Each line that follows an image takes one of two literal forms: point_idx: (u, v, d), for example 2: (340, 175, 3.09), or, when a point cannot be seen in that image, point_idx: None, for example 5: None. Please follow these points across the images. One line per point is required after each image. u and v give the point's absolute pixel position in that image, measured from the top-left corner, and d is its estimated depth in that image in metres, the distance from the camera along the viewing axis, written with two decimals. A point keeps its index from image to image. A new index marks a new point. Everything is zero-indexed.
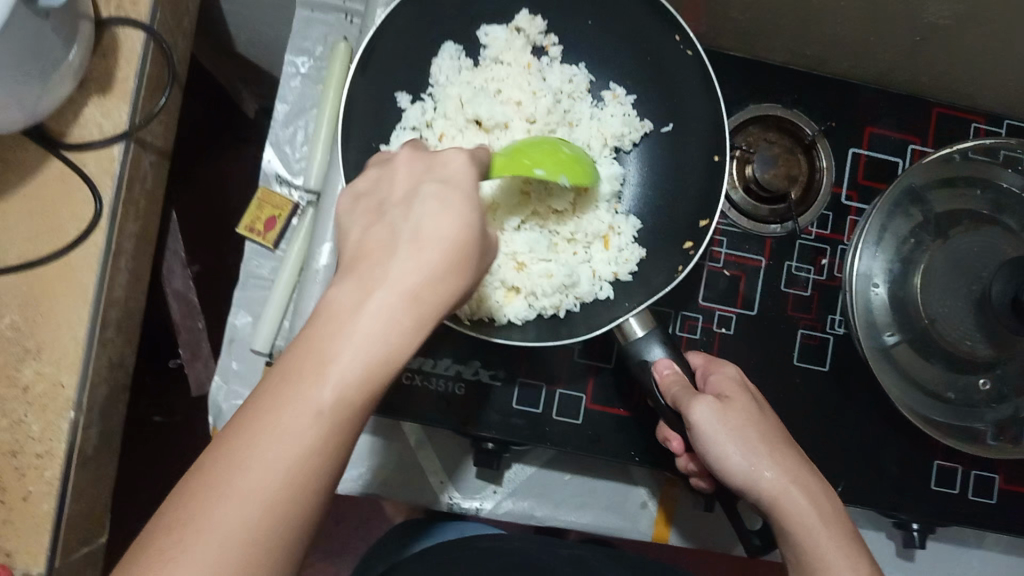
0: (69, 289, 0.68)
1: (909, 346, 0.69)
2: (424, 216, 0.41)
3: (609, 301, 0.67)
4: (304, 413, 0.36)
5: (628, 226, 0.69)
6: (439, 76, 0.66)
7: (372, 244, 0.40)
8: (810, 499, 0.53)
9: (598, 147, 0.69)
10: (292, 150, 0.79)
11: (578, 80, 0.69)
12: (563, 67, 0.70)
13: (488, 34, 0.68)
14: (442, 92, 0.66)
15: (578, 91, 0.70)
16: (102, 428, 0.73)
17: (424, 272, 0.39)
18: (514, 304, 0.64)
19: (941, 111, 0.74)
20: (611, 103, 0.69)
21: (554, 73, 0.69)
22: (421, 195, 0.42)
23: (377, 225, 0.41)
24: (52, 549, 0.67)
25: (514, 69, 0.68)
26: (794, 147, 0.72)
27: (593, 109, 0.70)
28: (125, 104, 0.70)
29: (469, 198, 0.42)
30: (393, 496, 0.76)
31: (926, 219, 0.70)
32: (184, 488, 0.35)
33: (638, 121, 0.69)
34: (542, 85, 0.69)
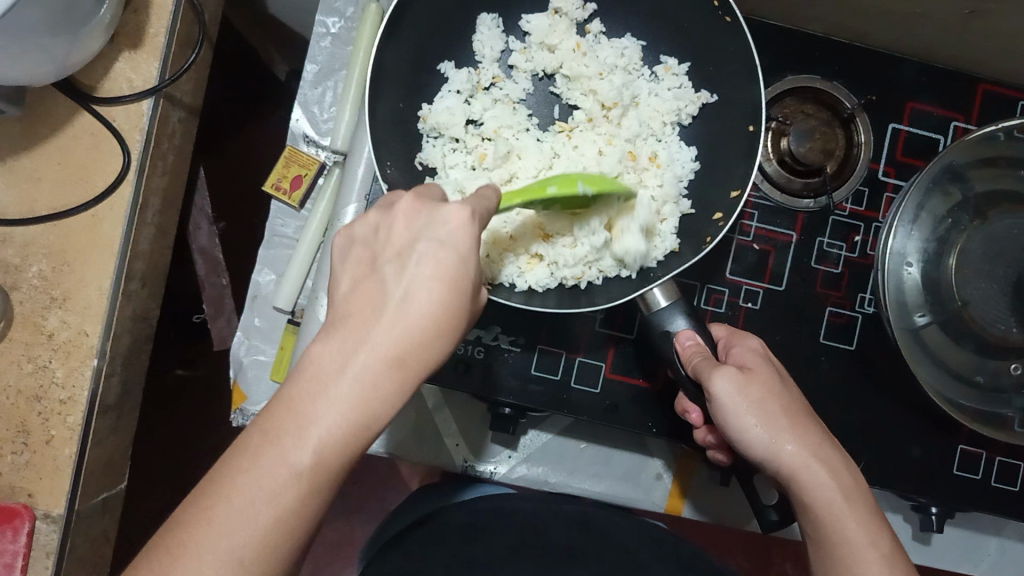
0: (95, 239, 0.68)
1: (940, 328, 0.67)
2: (411, 286, 0.40)
3: (632, 280, 0.64)
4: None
5: (675, 213, 0.66)
6: (484, 50, 0.68)
7: (363, 301, 0.40)
8: (831, 474, 0.51)
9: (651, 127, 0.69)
10: (320, 110, 0.78)
11: (630, 53, 0.68)
12: (615, 41, 0.68)
13: (531, 20, 0.67)
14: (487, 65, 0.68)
15: (633, 64, 0.68)
16: (125, 378, 0.74)
17: (411, 315, 0.39)
18: (535, 271, 0.65)
19: (987, 88, 0.72)
20: (665, 76, 0.68)
21: (605, 49, 0.68)
22: (417, 255, 0.40)
23: (366, 283, 0.41)
24: (74, 494, 0.68)
25: (566, 45, 0.68)
26: (832, 120, 0.70)
27: (651, 85, 0.69)
28: (155, 58, 0.70)
29: (462, 259, 0.40)
30: (410, 456, 0.76)
31: (965, 199, 0.68)
32: None
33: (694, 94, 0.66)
34: (598, 64, 0.68)
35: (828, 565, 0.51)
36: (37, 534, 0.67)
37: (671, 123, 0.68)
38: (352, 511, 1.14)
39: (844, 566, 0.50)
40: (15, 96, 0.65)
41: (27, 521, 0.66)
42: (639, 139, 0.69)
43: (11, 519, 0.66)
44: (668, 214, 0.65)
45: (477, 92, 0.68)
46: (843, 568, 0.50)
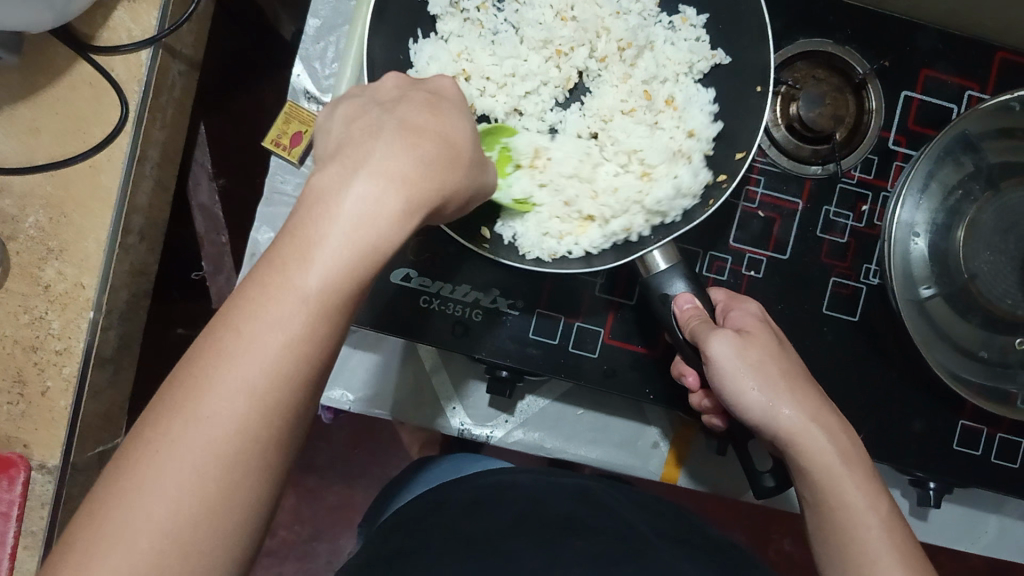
0: (92, 191, 0.68)
1: (946, 301, 0.66)
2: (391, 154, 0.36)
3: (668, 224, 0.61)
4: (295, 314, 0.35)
5: (696, 150, 0.63)
6: None
7: (357, 137, 0.37)
8: (831, 438, 0.51)
9: (664, 73, 0.66)
10: (322, 66, 0.76)
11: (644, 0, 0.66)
12: None
13: None
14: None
15: (649, 12, 0.66)
16: (122, 333, 0.73)
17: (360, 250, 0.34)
18: (589, 233, 0.63)
19: (1003, 57, 0.70)
20: (681, 26, 0.65)
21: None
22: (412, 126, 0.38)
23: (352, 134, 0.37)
24: (69, 445, 0.68)
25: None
26: (843, 85, 0.68)
27: (667, 32, 0.66)
28: (155, 7, 0.69)
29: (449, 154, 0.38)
30: (405, 417, 0.77)
31: (977, 169, 0.66)
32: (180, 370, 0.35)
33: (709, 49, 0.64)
34: (613, 5, 0.66)
35: (828, 530, 0.51)
36: (33, 485, 0.67)
37: (685, 72, 0.66)
38: (352, 475, 1.14)
39: (846, 532, 0.50)
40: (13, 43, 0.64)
41: (23, 471, 0.65)
42: (654, 81, 0.67)
43: (6, 468, 0.65)
44: (690, 150, 0.63)
45: (454, 11, 0.64)
46: (842, 532, 0.50)
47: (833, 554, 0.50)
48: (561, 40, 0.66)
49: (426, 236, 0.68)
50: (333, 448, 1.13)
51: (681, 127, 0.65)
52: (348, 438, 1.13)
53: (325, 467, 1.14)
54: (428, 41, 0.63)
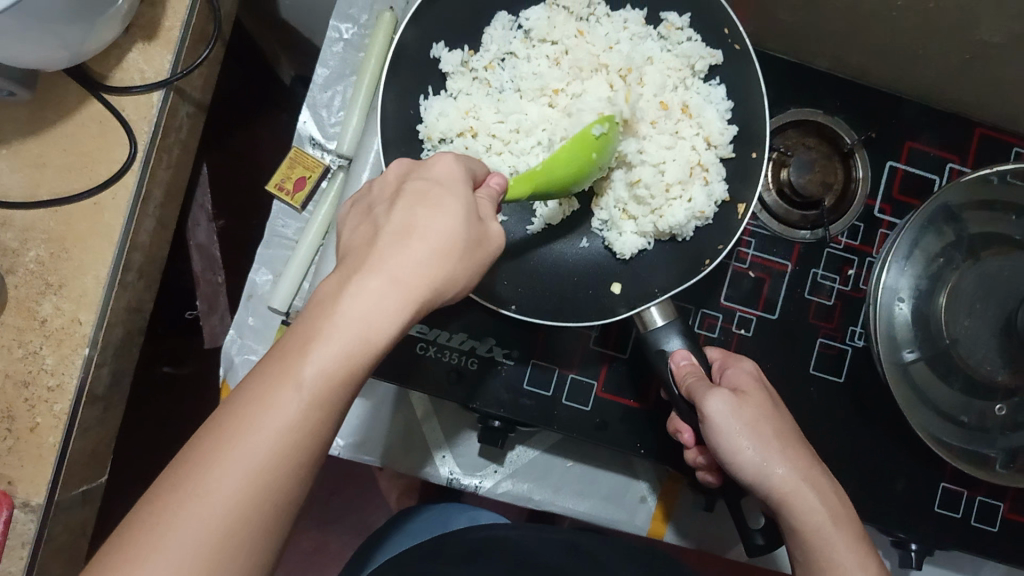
0: (94, 228, 0.68)
1: (929, 365, 0.68)
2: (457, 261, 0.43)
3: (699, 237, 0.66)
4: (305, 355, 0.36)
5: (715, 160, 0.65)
6: (490, 44, 0.67)
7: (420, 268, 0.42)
8: (822, 498, 0.52)
9: (670, 88, 0.67)
10: (328, 114, 0.79)
11: (631, 25, 0.67)
12: (614, 21, 0.67)
13: (530, 17, 0.66)
14: (485, 57, 0.67)
15: (638, 34, 0.67)
16: (115, 370, 0.73)
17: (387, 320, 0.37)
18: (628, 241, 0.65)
19: (982, 132, 0.73)
20: (670, 34, 0.65)
21: (606, 26, 0.67)
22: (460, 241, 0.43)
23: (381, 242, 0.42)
24: (55, 483, 0.67)
25: (567, 27, 0.66)
26: (832, 154, 0.71)
27: (659, 45, 0.67)
28: (169, 50, 0.70)
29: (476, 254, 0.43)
30: (394, 465, 0.77)
31: (958, 238, 0.69)
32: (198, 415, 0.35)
33: (706, 50, 0.64)
34: (603, 40, 0.67)
35: None
36: (15, 522, 0.66)
37: (689, 76, 0.67)
38: (330, 521, 1.13)
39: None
40: (26, 79, 0.65)
41: (5, 509, 0.65)
42: (665, 92, 0.67)
43: None
44: (709, 162, 0.65)
45: (464, 70, 0.66)
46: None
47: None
48: (557, 85, 0.67)
49: None
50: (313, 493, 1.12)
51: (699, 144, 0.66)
52: (328, 483, 1.12)
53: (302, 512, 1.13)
54: (439, 99, 0.65)
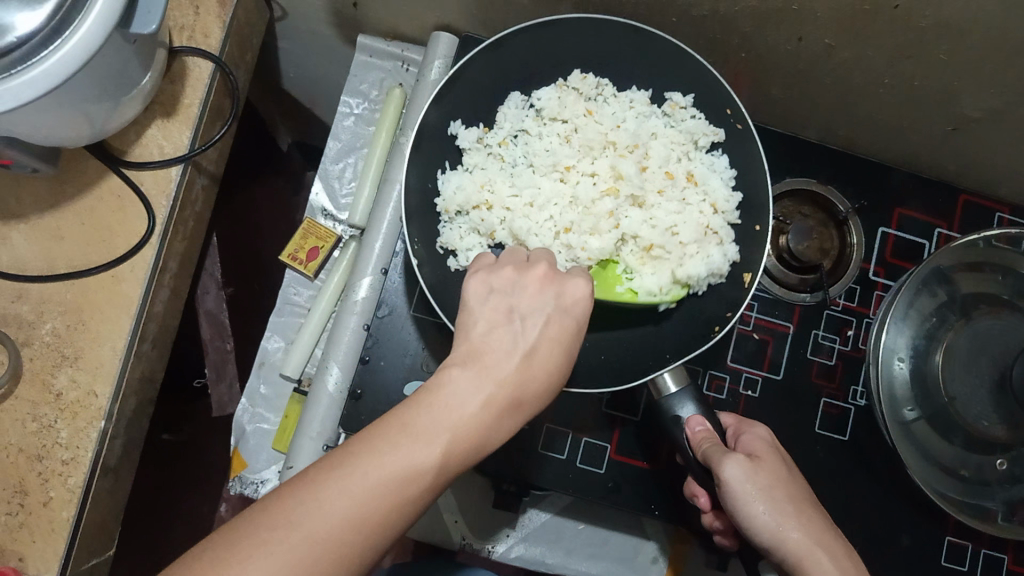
0: (111, 300, 0.69)
1: (928, 422, 0.71)
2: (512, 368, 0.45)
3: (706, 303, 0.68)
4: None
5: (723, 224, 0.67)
6: (503, 123, 0.69)
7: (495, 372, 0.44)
8: (837, 563, 0.53)
9: (675, 160, 0.70)
10: (340, 185, 0.81)
11: (638, 104, 0.69)
12: (621, 97, 0.69)
13: (541, 98, 0.68)
14: (499, 134, 0.69)
15: (644, 112, 0.69)
16: (127, 442, 0.73)
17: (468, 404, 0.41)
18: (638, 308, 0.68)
19: (966, 199, 0.77)
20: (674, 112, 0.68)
21: (613, 105, 0.69)
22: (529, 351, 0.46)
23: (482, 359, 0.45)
24: (67, 559, 0.66)
25: (577, 108, 0.69)
26: (827, 221, 0.75)
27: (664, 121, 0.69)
28: (188, 127, 0.72)
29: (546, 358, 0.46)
30: (407, 531, 0.77)
31: (951, 299, 0.72)
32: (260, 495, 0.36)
33: (711, 127, 0.68)
34: (611, 119, 0.69)
35: None
36: None
37: (693, 149, 0.70)
38: None
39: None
40: (49, 156, 0.66)
41: None
42: (670, 163, 0.70)
43: None
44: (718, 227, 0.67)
45: (480, 146, 0.68)
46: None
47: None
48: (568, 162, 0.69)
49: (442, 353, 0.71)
50: None
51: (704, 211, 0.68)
52: None
53: None
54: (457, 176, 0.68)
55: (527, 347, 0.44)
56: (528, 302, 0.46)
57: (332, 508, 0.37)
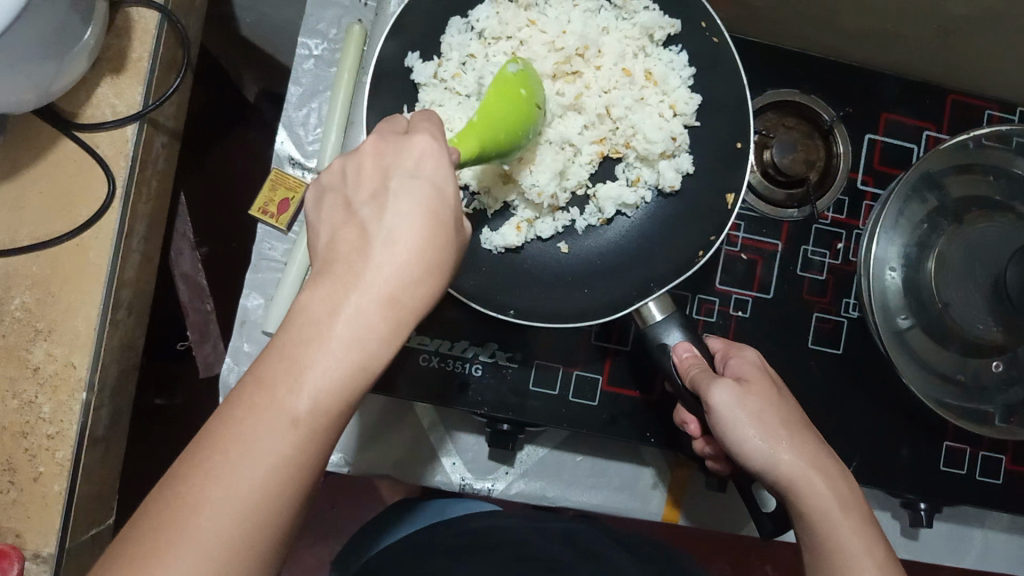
0: (79, 269, 0.67)
1: (923, 330, 0.70)
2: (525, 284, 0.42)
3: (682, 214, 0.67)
4: (332, 389, 0.36)
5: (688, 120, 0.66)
6: (451, 53, 0.65)
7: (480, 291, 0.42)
8: (830, 483, 0.53)
9: (631, 57, 0.67)
10: (306, 132, 0.77)
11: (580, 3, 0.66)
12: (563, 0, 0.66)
13: (480, 18, 0.65)
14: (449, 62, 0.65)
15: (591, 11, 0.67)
16: (113, 410, 0.72)
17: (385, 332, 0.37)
18: None
19: (955, 98, 0.74)
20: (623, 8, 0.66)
21: (556, 10, 0.66)
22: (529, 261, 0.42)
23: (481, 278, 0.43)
24: (64, 530, 0.66)
25: (518, 18, 0.65)
26: (811, 131, 0.72)
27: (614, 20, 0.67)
28: (139, 82, 0.69)
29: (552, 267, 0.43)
30: (404, 476, 0.77)
31: (942, 204, 0.71)
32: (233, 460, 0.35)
33: (666, 19, 0.65)
34: (558, 23, 0.65)
35: None
36: (27, 574, 0.65)
37: (649, 43, 0.67)
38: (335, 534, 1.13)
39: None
40: None
41: (15, 563, 0.64)
42: (626, 60, 0.67)
43: None
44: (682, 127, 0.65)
45: (436, 82, 0.65)
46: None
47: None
48: None
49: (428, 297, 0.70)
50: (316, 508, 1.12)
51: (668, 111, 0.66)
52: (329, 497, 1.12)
53: None
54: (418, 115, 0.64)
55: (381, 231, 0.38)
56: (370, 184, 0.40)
57: (308, 467, 0.36)
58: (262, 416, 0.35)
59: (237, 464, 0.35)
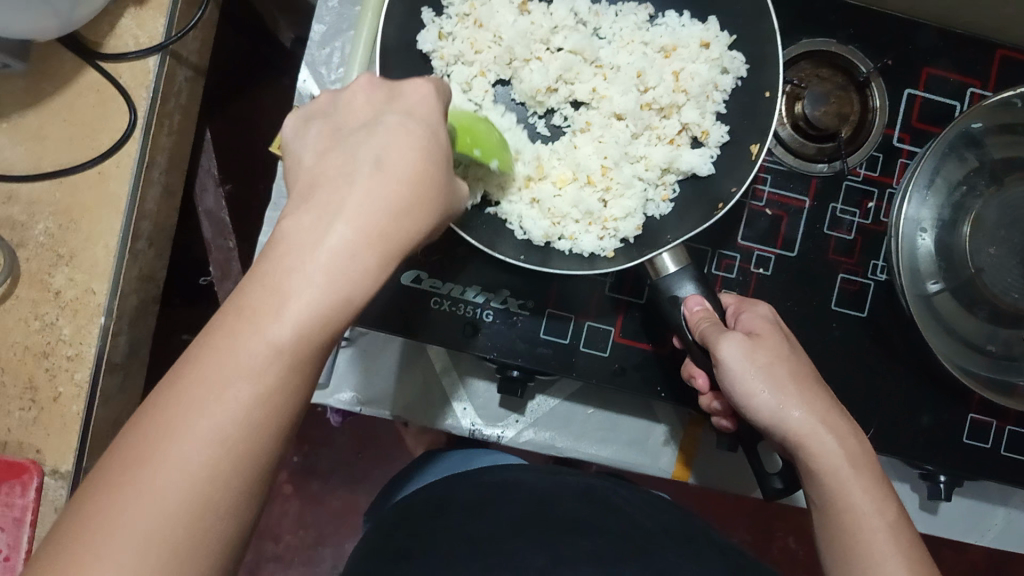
0: (101, 198, 0.68)
1: (952, 296, 0.67)
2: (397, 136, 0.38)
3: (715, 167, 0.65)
4: (314, 301, 0.36)
5: (722, 52, 0.64)
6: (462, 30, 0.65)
7: None
8: (841, 442, 0.51)
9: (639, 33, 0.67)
10: (328, 70, 0.77)
11: None
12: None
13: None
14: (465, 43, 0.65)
15: None
16: (132, 337, 0.73)
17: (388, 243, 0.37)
18: (622, 206, 0.65)
19: (1003, 54, 0.71)
20: None
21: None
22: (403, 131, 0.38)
23: (335, 153, 0.38)
24: (81, 451, 0.68)
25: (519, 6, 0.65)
26: (847, 84, 0.69)
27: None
28: (162, 14, 0.69)
29: (430, 130, 0.39)
30: (415, 419, 0.77)
31: (981, 164, 0.67)
32: (195, 376, 0.35)
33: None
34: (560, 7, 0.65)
35: (837, 535, 0.51)
36: (46, 492, 0.67)
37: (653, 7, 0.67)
38: (357, 479, 1.15)
39: (851, 533, 0.50)
40: (20, 50, 0.64)
41: (36, 476, 0.65)
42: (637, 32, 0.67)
43: (19, 475, 0.65)
44: (715, 53, 0.64)
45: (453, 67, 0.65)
46: (849, 535, 0.50)
47: (837, 557, 0.51)
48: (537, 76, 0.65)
49: (435, 238, 0.69)
50: (338, 452, 1.14)
51: (710, 65, 0.64)
52: (353, 442, 1.14)
53: (331, 471, 1.15)
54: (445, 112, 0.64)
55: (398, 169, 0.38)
56: None
57: (293, 393, 0.36)
58: (245, 346, 0.34)
59: (206, 381, 0.35)
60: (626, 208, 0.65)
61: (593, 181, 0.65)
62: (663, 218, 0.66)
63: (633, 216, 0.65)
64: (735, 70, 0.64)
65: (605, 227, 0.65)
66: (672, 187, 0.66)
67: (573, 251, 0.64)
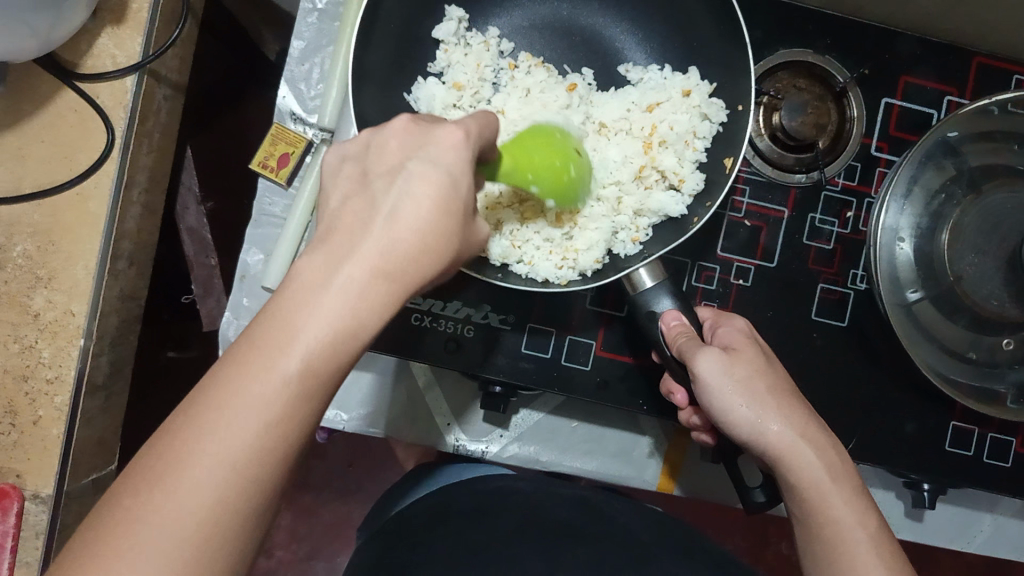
0: (80, 218, 0.68)
1: (933, 304, 0.67)
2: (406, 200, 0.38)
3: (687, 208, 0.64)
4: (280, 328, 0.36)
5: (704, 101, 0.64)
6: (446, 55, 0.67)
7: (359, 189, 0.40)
8: (820, 455, 0.51)
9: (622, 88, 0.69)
10: (307, 87, 0.78)
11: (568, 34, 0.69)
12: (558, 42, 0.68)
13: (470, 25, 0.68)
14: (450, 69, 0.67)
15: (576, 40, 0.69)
16: (114, 358, 0.73)
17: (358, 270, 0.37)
18: (589, 243, 0.64)
19: (980, 61, 0.71)
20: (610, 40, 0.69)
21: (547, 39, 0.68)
22: (398, 163, 0.40)
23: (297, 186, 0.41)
24: (62, 474, 0.67)
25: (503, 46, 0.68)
26: (825, 94, 0.69)
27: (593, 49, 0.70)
28: (139, 33, 0.69)
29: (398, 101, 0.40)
30: (401, 436, 0.77)
31: (958, 172, 0.67)
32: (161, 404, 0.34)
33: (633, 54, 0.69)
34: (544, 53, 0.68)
35: (818, 547, 0.51)
36: (26, 515, 0.67)
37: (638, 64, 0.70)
38: (348, 492, 1.14)
39: (833, 547, 0.50)
40: None
41: (15, 502, 0.65)
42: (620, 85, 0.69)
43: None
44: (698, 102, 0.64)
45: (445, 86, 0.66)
46: (831, 546, 0.50)
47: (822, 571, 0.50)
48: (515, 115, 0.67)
49: None
50: (328, 467, 1.14)
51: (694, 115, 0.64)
52: (344, 457, 1.13)
53: (321, 487, 1.14)
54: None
55: (384, 200, 0.39)
56: (374, 126, 0.42)
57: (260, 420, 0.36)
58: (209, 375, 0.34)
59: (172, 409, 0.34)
60: (589, 241, 0.64)
61: (561, 216, 0.66)
62: (627, 257, 0.64)
63: (595, 250, 0.64)
64: (715, 115, 0.63)
65: (566, 257, 0.64)
66: (645, 231, 0.65)
67: (529, 276, 0.64)
